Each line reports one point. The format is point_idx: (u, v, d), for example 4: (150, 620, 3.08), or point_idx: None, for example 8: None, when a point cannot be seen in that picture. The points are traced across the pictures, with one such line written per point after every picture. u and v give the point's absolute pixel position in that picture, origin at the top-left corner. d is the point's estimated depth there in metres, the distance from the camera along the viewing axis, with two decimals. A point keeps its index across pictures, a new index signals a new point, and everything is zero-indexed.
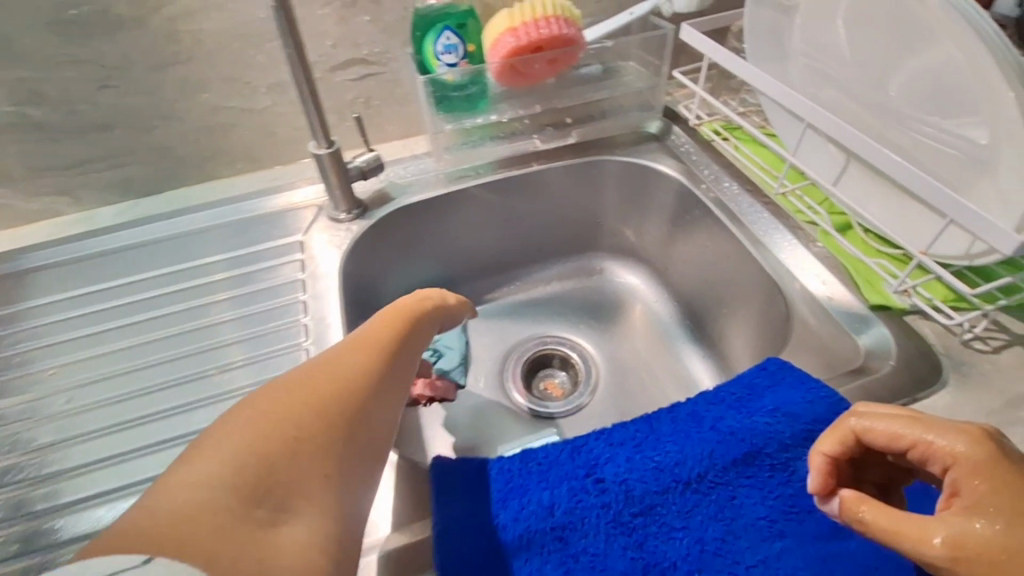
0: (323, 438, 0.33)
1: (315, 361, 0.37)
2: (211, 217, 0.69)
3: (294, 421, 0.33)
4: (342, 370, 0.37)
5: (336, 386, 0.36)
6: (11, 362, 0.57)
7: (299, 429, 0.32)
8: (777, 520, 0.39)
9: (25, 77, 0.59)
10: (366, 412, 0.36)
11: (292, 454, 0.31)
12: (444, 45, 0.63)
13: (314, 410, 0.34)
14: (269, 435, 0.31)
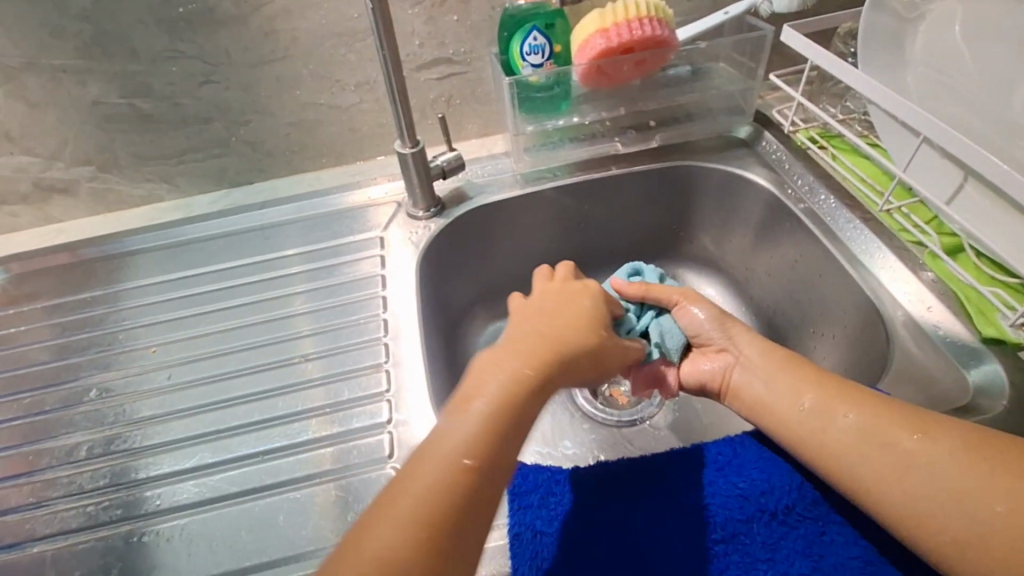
0: (475, 445, 0.37)
1: (491, 366, 0.41)
2: (295, 210, 0.72)
3: (457, 418, 0.38)
4: (502, 389, 0.40)
5: (507, 400, 0.39)
6: (112, 340, 0.61)
7: (463, 430, 0.37)
8: (870, 562, 0.37)
9: (137, 71, 0.62)
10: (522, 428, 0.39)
11: (455, 461, 0.36)
12: (531, 46, 0.62)
13: (491, 421, 0.38)
14: (431, 444, 0.37)
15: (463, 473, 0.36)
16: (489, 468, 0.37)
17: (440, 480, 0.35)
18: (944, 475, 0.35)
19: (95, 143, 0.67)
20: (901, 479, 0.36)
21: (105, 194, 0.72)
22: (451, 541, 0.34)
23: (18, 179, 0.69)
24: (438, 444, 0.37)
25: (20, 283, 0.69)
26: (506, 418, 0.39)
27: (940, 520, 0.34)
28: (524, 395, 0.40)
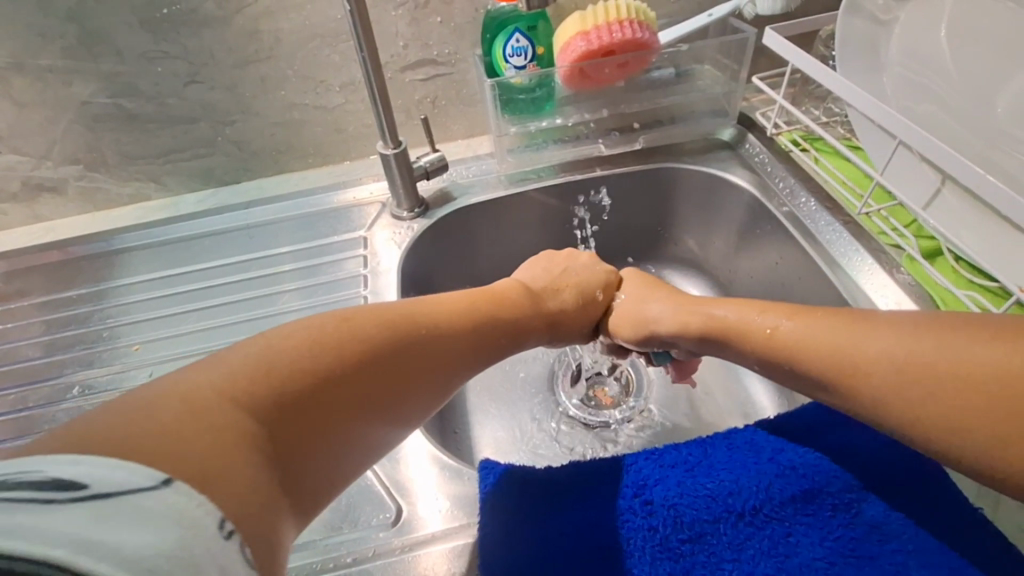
0: (385, 336, 0.41)
1: (431, 301, 0.47)
2: (282, 210, 0.72)
3: (389, 315, 0.43)
4: (430, 319, 0.45)
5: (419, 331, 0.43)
6: (97, 337, 0.62)
7: (376, 327, 0.41)
8: (835, 563, 0.36)
9: (122, 71, 0.63)
10: (426, 362, 0.43)
11: (362, 345, 0.39)
12: (513, 48, 0.62)
13: (402, 334, 0.42)
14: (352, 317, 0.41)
15: (358, 349, 0.39)
16: (388, 367, 0.40)
17: (346, 348, 0.38)
18: (912, 349, 0.35)
19: (83, 143, 0.68)
20: (879, 368, 0.36)
21: (93, 193, 0.73)
22: (335, 411, 0.36)
23: (7, 178, 0.70)
24: (356, 320, 0.41)
25: (8, 280, 0.69)
26: (420, 346, 0.43)
27: (933, 398, 0.33)
28: (445, 338, 0.45)
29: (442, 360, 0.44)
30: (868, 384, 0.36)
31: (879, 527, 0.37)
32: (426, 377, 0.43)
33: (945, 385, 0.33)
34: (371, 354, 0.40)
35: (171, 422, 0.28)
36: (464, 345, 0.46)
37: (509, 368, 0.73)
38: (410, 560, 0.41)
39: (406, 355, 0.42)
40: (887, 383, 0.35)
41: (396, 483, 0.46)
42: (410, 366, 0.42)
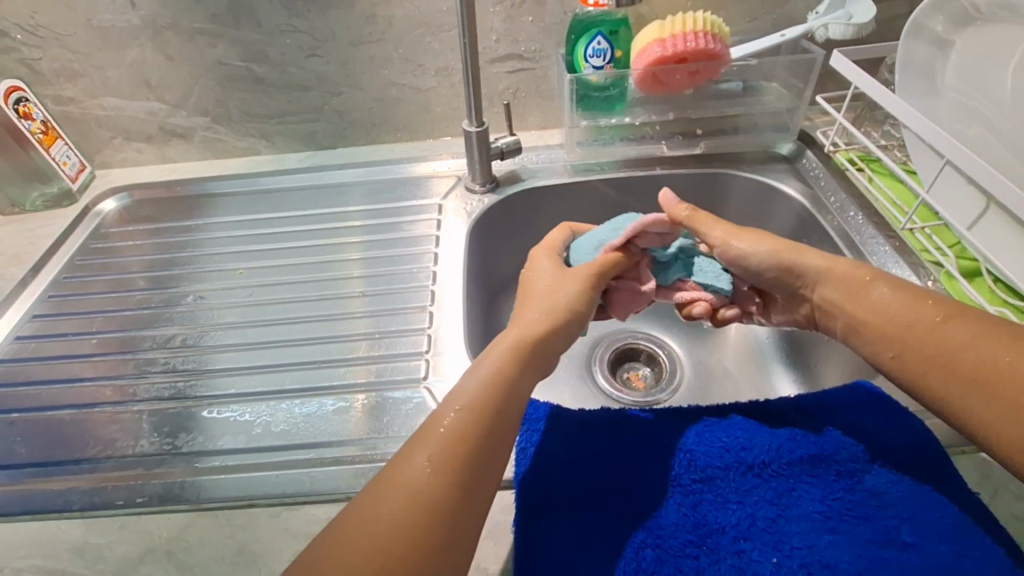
0: (441, 470, 0.35)
1: (469, 382, 0.41)
2: (369, 175, 0.81)
3: (417, 463, 0.35)
4: (465, 427, 0.37)
5: (461, 453, 0.36)
6: (206, 260, 0.72)
7: (408, 489, 0.34)
8: (832, 517, 0.40)
9: (258, 40, 0.74)
10: (484, 471, 0.37)
11: (414, 511, 0.33)
12: (594, 49, 0.69)
13: (447, 469, 0.35)
14: (378, 492, 0.34)
15: (428, 503, 0.33)
16: (458, 509, 0.34)
17: (410, 515, 0.33)
18: (910, 312, 0.45)
19: (214, 98, 0.79)
20: (871, 307, 0.47)
21: (213, 143, 0.84)
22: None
23: (147, 122, 0.82)
24: (393, 492, 0.33)
25: (138, 208, 0.81)
26: (466, 462, 0.36)
27: (904, 350, 0.44)
28: (494, 427, 0.39)
29: (498, 448, 0.38)
30: (859, 314, 0.48)
31: (877, 495, 0.41)
32: (491, 476, 0.37)
33: (905, 335, 0.44)
34: (430, 517, 0.33)
35: None
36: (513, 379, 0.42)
37: None
38: None
39: (460, 479, 0.35)
40: (869, 318, 0.47)
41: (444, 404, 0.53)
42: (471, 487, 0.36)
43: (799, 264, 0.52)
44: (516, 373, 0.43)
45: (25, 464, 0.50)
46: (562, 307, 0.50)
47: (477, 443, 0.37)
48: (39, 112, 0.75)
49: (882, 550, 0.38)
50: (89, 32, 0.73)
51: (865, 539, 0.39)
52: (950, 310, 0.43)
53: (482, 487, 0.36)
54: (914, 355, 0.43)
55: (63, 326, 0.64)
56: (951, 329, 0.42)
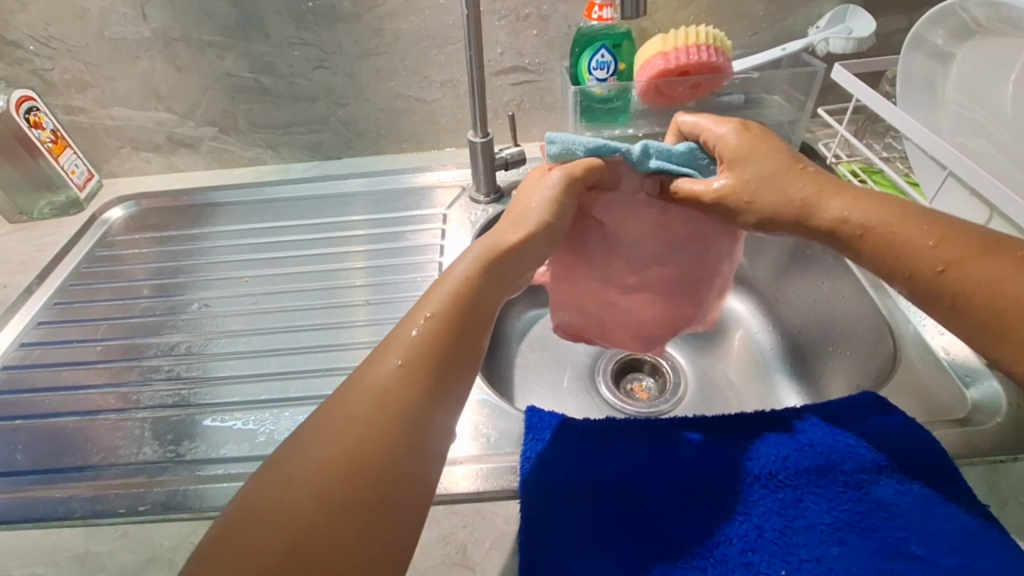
0: (411, 363, 0.37)
1: (436, 288, 0.42)
2: (374, 185, 0.82)
3: (388, 363, 0.37)
4: (429, 335, 0.39)
5: (425, 358, 0.38)
6: (211, 268, 0.72)
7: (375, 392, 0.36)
8: (840, 529, 0.40)
9: (266, 52, 0.75)
10: (449, 372, 0.38)
11: (383, 411, 0.35)
12: (598, 62, 0.70)
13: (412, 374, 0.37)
14: (351, 395, 0.36)
15: (402, 393, 0.36)
16: (430, 401, 0.37)
17: (384, 404, 0.35)
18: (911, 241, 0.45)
19: (222, 108, 0.80)
20: (886, 242, 0.46)
21: (220, 153, 0.85)
22: (402, 473, 0.34)
23: (155, 132, 0.83)
24: (363, 396, 0.36)
25: (145, 216, 0.82)
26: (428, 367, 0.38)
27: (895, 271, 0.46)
28: (457, 335, 0.40)
29: (463, 357, 0.40)
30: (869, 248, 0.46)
31: (886, 506, 0.41)
32: (457, 378, 0.39)
33: (910, 266, 0.45)
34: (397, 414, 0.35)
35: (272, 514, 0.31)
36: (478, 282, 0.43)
37: (556, 353, 0.80)
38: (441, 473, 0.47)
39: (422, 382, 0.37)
40: (885, 253, 0.46)
41: None
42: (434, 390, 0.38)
43: (812, 204, 0.48)
44: (484, 286, 0.43)
45: (29, 471, 0.50)
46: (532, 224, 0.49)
47: (440, 351, 0.39)
48: (49, 121, 0.76)
49: (891, 562, 0.38)
50: (101, 43, 0.74)
51: (874, 552, 0.39)
52: (956, 252, 0.44)
53: (451, 374, 0.39)
54: (921, 293, 0.45)
55: (68, 333, 0.64)
56: (954, 267, 0.43)
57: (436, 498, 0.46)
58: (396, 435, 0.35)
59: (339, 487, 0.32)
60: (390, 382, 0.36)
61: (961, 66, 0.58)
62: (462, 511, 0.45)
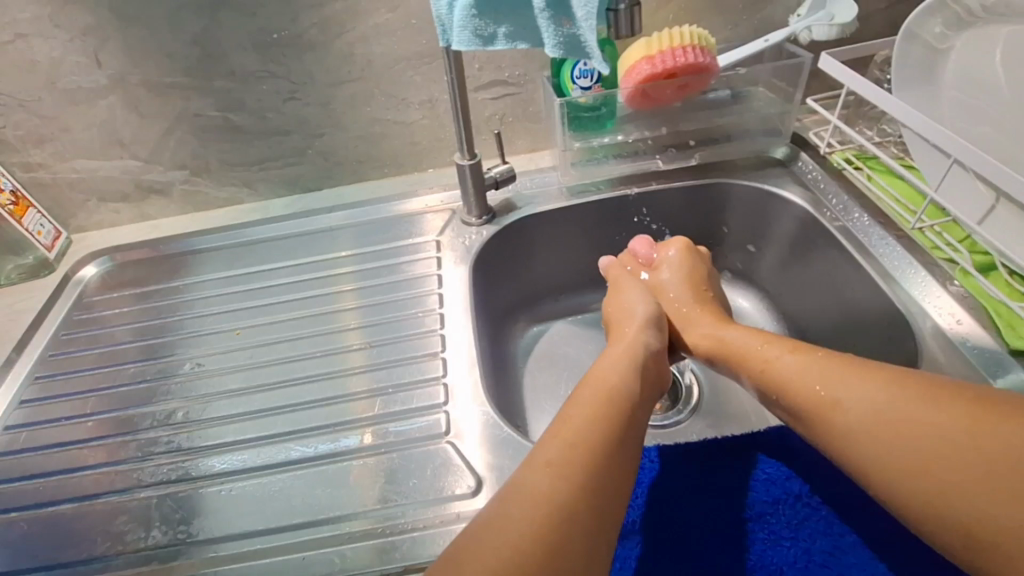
0: (566, 477, 0.40)
1: (582, 413, 0.44)
2: (359, 217, 0.79)
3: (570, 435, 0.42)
4: (592, 457, 0.41)
5: (582, 481, 0.40)
6: (199, 323, 0.69)
7: (496, 557, 0.36)
8: (884, 541, 0.43)
9: (232, 89, 0.71)
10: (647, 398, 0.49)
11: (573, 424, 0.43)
12: (581, 70, 0.66)
13: (557, 492, 0.39)
14: (522, 481, 0.40)
15: (573, 468, 0.40)
16: (580, 496, 0.39)
17: (549, 473, 0.40)
18: None
19: (191, 150, 0.76)
20: None
21: (194, 196, 0.81)
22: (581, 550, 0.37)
23: (122, 180, 0.78)
24: (562, 435, 0.42)
25: (121, 272, 0.78)
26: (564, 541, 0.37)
27: (940, 459, 0.38)
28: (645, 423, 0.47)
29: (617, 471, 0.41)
30: (843, 417, 0.42)
31: None
32: (561, 473, 0.40)
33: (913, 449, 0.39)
34: (576, 446, 0.42)
35: (558, 465, 0.40)
36: (604, 438, 0.43)
37: (561, 370, 0.75)
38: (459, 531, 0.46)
39: (607, 530, 0.39)
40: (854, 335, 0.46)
41: (470, 460, 0.51)
42: (581, 507, 0.39)
43: None
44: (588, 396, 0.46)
45: (33, 568, 0.48)
46: (604, 405, 0.45)
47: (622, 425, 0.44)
48: (7, 181, 0.72)
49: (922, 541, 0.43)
50: (53, 94, 0.69)
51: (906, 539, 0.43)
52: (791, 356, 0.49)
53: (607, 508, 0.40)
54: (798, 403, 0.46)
55: (55, 410, 0.60)
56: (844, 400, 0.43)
57: None
58: (603, 462, 0.41)
59: (588, 533, 0.38)
60: (551, 446, 0.42)
61: (960, 55, 0.59)
62: None
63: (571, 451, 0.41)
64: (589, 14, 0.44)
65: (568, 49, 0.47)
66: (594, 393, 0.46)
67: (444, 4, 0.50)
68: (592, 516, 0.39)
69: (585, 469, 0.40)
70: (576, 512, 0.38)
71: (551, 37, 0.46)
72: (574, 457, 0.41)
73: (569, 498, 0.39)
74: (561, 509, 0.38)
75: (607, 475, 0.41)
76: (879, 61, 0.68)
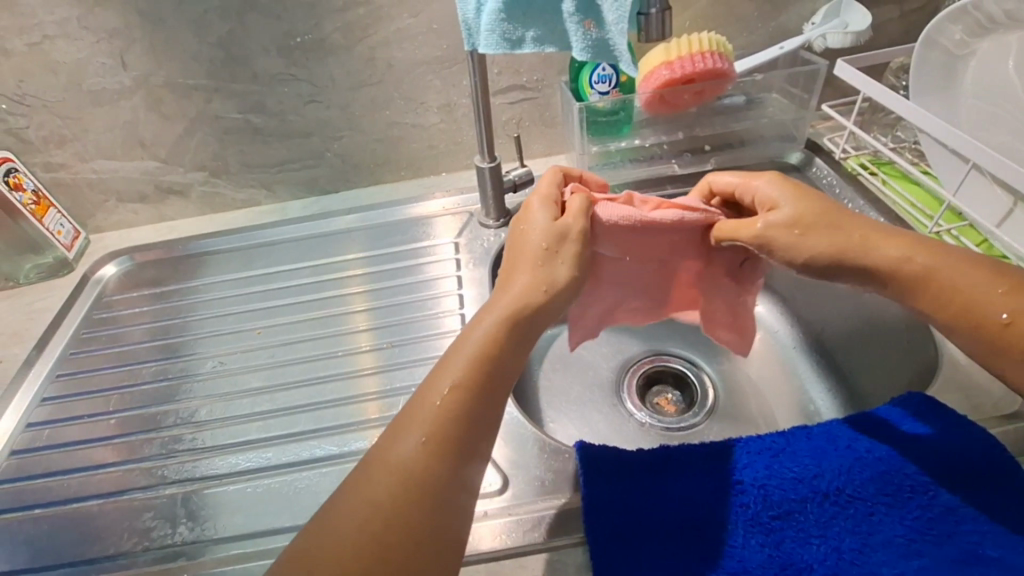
0: (432, 448, 0.37)
1: (447, 371, 0.40)
2: (375, 219, 0.79)
3: (435, 399, 0.39)
4: (456, 424, 0.38)
5: (444, 432, 0.38)
6: (216, 322, 0.69)
7: (348, 523, 0.35)
8: (915, 539, 0.40)
9: (255, 91, 0.72)
10: (521, 336, 0.43)
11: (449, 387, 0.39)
12: (599, 76, 0.68)
13: (424, 453, 0.37)
14: (380, 457, 0.37)
15: (437, 439, 0.38)
16: (448, 468, 0.37)
17: (412, 447, 0.37)
18: None
19: (211, 152, 0.77)
20: None
21: (212, 198, 0.82)
22: (440, 524, 0.36)
23: (142, 182, 0.79)
24: (425, 400, 0.39)
25: (139, 271, 0.78)
26: (408, 500, 0.36)
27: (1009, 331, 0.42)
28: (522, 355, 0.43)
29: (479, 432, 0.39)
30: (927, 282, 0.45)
31: (955, 510, 0.41)
32: (428, 444, 0.37)
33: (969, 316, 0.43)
34: (440, 414, 0.38)
35: (424, 434, 0.38)
36: (472, 399, 0.39)
37: (578, 373, 0.76)
38: (488, 528, 0.46)
39: (463, 468, 0.38)
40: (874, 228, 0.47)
41: (498, 459, 0.52)
42: (439, 479, 0.37)
43: None
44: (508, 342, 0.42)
45: (59, 565, 0.48)
46: (482, 359, 0.41)
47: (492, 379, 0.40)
48: (30, 182, 0.72)
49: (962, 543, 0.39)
50: (78, 95, 0.70)
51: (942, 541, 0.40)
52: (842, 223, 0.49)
53: (469, 474, 0.38)
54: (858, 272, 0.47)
55: (78, 407, 0.61)
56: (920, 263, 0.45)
57: (499, 552, 0.45)
58: (469, 424, 0.39)
59: (447, 507, 0.36)
60: (416, 415, 0.39)
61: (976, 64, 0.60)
62: (531, 564, 0.44)
63: (439, 418, 0.38)
64: (619, 18, 0.45)
65: (596, 52, 0.48)
66: (476, 348, 0.41)
67: (472, 8, 0.51)
68: (453, 488, 0.37)
69: (444, 436, 0.38)
70: (437, 490, 0.36)
71: (578, 41, 0.48)
72: (442, 426, 0.38)
73: (428, 473, 0.37)
74: (419, 488, 0.36)
75: (474, 437, 0.39)
76: (895, 69, 0.70)
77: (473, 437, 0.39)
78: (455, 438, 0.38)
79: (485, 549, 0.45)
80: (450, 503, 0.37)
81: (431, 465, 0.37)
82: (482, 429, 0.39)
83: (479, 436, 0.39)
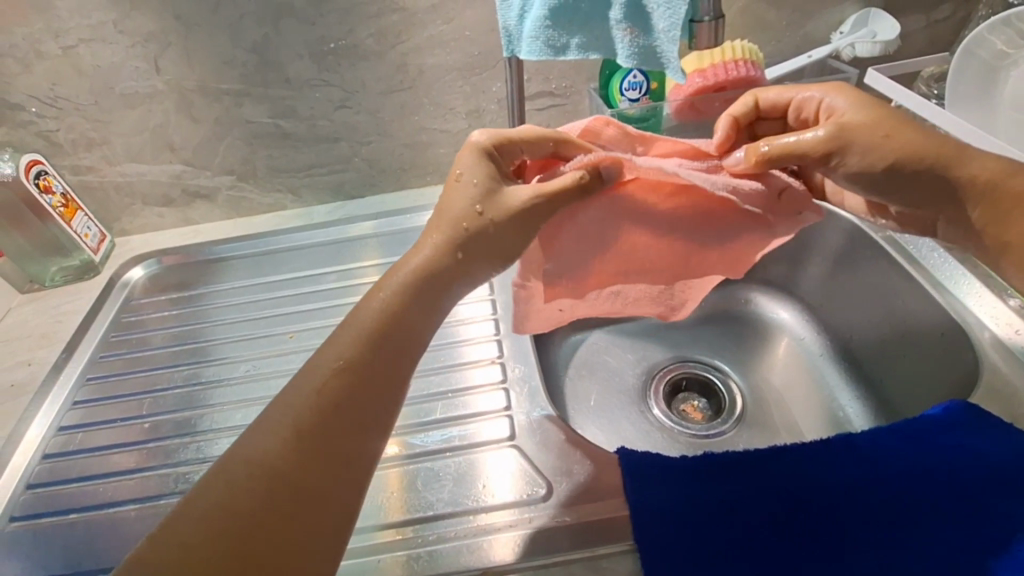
0: (303, 428, 0.37)
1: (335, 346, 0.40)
2: (401, 225, 0.80)
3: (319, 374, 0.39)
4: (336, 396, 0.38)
5: (325, 408, 0.38)
6: (244, 326, 0.69)
7: (208, 506, 0.34)
8: (969, 548, 0.39)
9: (286, 96, 0.72)
10: (427, 298, 0.43)
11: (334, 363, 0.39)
12: (630, 83, 0.68)
13: (286, 435, 0.36)
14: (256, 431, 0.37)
15: (314, 416, 0.37)
16: (318, 444, 0.36)
17: (278, 429, 0.37)
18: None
19: (240, 156, 0.77)
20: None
21: (238, 202, 0.82)
22: (308, 502, 0.35)
23: (170, 185, 0.79)
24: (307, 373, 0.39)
25: (166, 275, 0.78)
26: (274, 488, 0.35)
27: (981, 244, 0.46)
28: (422, 319, 0.43)
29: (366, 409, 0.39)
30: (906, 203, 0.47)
31: (1010, 518, 0.40)
32: (295, 425, 0.37)
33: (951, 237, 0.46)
34: (322, 389, 0.38)
35: (302, 412, 0.37)
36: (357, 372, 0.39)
37: (604, 379, 0.76)
38: (535, 535, 0.46)
39: (345, 446, 0.37)
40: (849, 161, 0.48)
41: (541, 465, 0.52)
42: (307, 458, 0.36)
43: None
44: (412, 311, 0.43)
45: (98, 570, 0.47)
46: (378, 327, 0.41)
47: (384, 354, 0.41)
48: (59, 184, 0.72)
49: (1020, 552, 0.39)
50: (110, 98, 0.70)
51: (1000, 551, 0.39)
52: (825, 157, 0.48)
53: (352, 447, 0.38)
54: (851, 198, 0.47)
55: (110, 411, 0.61)
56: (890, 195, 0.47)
57: (548, 559, 0.45)
58: (351, 399, 0.39)
59: (320, 484, 0.36)
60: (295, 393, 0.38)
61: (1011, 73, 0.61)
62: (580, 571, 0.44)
63: (315, 392, 0.38)
64: (668, 25, 0.45)
65: (641, 60, 0.48)
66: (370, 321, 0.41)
67: (515, 15, 0.51)
68: (330, 466, 0.36)
69: (315, 412, 0.37)
70: (311, 466, 0.36)
71: (624, 48, 0.48)
72: (322, 402, 0.38)
73: (305, 448, 0.36)
74: (288, 466, 0.35)
75: (360, 411, 0.39)
76: (926, 78, 0.70)
77: (360, 410, 0.39)
78: (334, 413, 0.38)
79: (533, 556, 0.45)
80: (322, 486, 0.36)
81: (304, 446, 0.36)
82: (365, 406, 0.39)
83: (361, 413, 0.39)
